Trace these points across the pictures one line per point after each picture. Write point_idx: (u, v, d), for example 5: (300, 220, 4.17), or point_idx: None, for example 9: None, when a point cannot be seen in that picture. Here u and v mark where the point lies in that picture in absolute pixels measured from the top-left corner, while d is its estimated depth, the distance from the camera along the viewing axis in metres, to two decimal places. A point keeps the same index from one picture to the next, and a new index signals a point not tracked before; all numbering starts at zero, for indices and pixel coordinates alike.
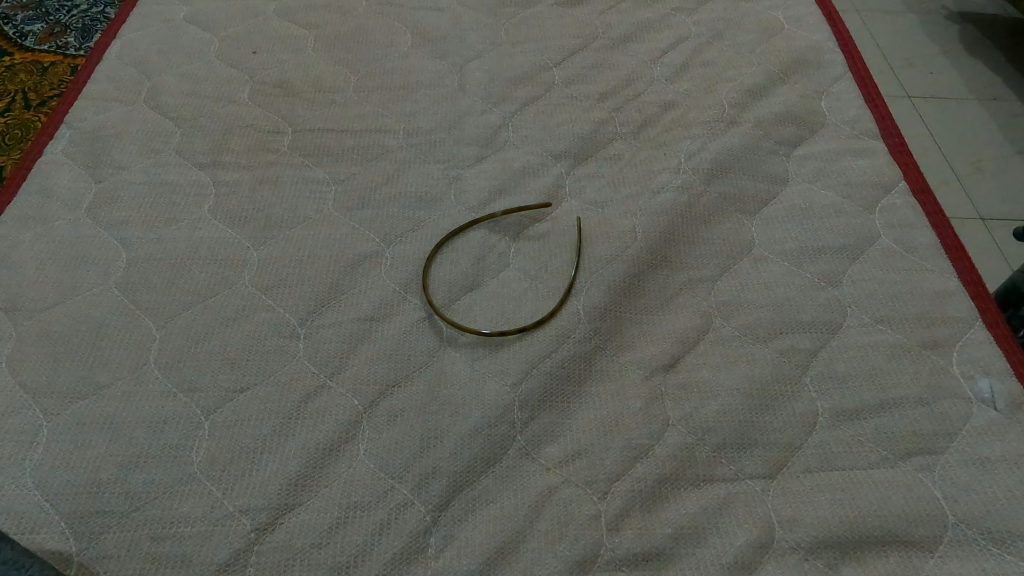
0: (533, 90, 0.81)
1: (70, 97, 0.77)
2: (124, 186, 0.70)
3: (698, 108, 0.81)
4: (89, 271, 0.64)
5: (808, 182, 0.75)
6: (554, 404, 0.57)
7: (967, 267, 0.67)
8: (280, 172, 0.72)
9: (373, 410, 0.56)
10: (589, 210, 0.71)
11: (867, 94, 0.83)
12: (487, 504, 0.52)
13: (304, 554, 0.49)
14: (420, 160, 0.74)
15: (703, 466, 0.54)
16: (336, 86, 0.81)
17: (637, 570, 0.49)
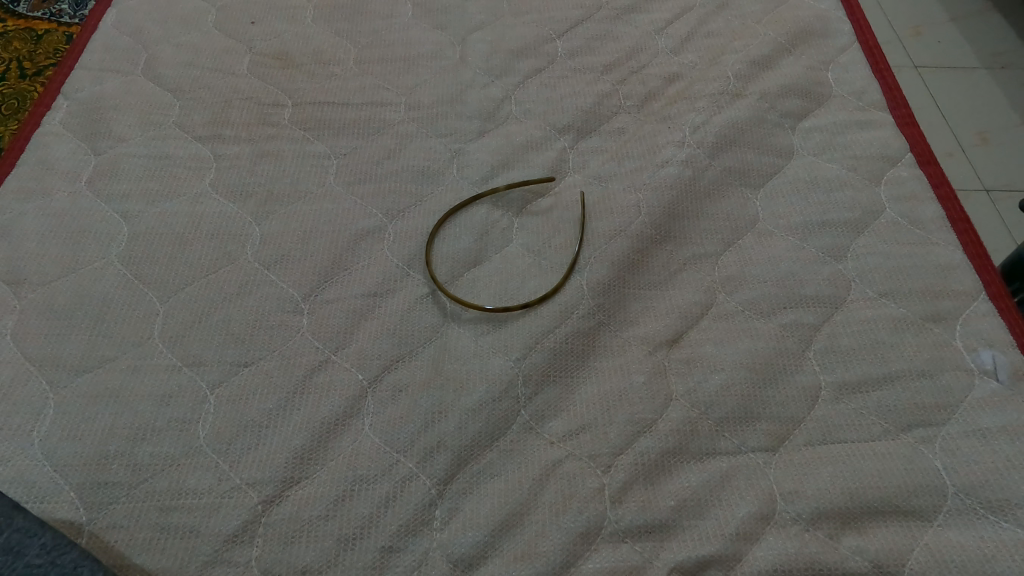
0: (535, 62, 0.80)
1: (66, 68, 0.76)
2: (124, 159, 0.70)
3: (703, 79, 0.80)
4: (91, 244, 0.64)
5: (813, 155, 0.74)
6: (557, 379, 0.57)
7: (972, 240, 0.67)
8: (281, 145, 0.72)
9: (377, 385, 0.56)
10: (592, 184, 0.71)
11: (875, 64, 0.82)
12: (491, 478, 0.52)
13: (311, 526, 0.50)
14: (422, 134, 0.73)
15: (705, 439, 0.55)
16: (336, 58, 0.80)
17: (640, 541, 0.50)
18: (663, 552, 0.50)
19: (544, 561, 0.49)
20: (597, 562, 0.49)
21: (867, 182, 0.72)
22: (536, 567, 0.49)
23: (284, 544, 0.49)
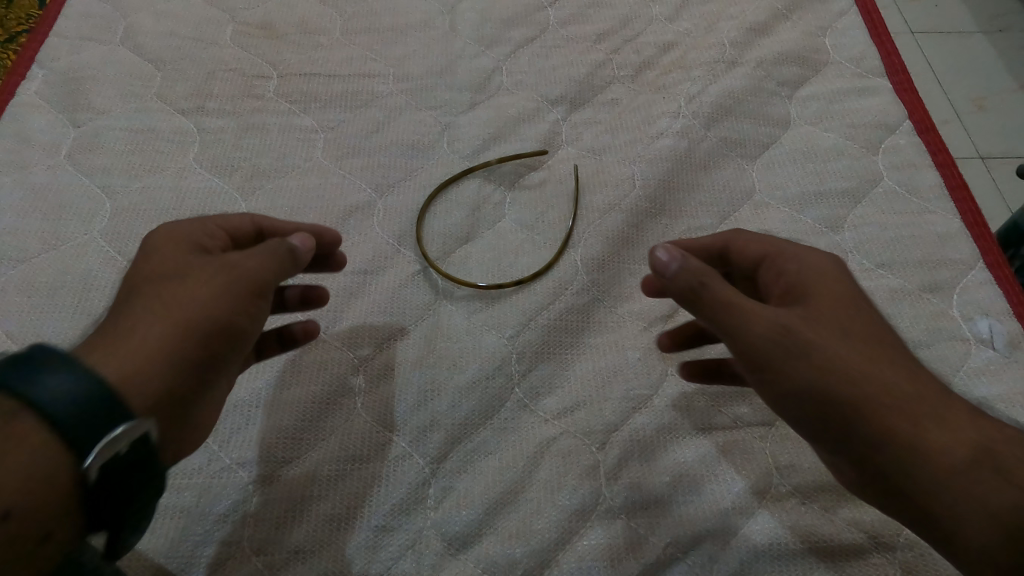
0: (527, 31, 0.78)
1: (40, 36, 0.74)
2: (105, 133, 0.68)
3: (698, 47, 0.78)
4: (73, 220, 0.62)
5: (810, 124, 0.73)
6: (552, 355, 0.57)
7: (970, 207, 0.66)
8: (266, 119, 0.70)
9: (369, 364, 0.56)
10: (586, 156, 0.69)
11: (874, 28, 0.80)
12: (485, 456, 0.52)
13: (303, 506, 0.49)
14: (411, 106, 0.72)
15: (701, 414, 0.54)
16: (322, 28, 0.77)
17: (636, 517, 0.50)
18: (659, 527, 0.49)
19: (539, 538, 0.49)
20: (593, 538, 0.49)
21: (865, 151, 0.70)
22: (531, 544, 0.48)
23: (276, 525, 0.49)
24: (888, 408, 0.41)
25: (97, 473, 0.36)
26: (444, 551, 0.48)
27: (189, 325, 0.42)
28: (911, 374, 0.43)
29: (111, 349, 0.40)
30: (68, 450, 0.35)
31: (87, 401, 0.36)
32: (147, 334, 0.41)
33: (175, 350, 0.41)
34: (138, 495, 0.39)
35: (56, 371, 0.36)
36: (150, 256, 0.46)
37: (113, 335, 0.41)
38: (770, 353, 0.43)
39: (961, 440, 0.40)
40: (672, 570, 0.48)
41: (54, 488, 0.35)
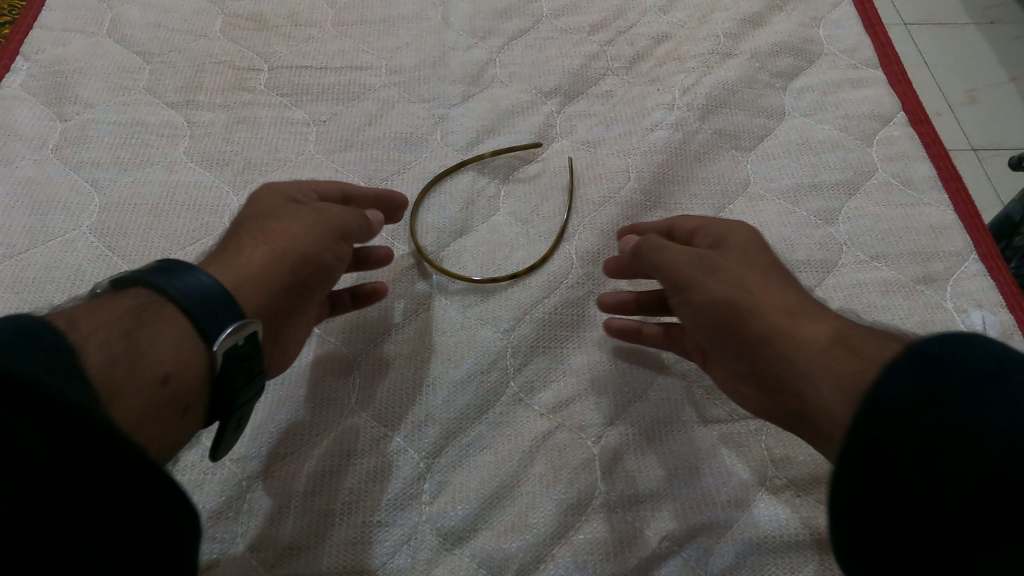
0: (520, 23, 0.78)
1: (24, 28, 0.72)
2: (93, 126, 0.67)
3: (692, 39, 0.78)
4: (62, 214, 0.62)
5: (805, 116, 0.72)
6: (547, 349, 0.57)
7: (963, 199, 0.66)
8: (257, 112, 0.69)
9: (363, 358, 0.55)
10: (580, 149, 0.69)
11: (868, 19, 0.80)
12: (480, 451, 0.52)
13: (298, 501, 0.49)
14: (404, 98, 0.71)
15: (696, 407, 0.54)
16: (313, 19, 0.76)
17: (631, 510, 0.50)
18: (654, 521, 0.49)
19: (535, 532, 0.48)
20: (588, 532, 0.49)
21: (859, 143, 0.70)
22: (527, 538, 0.48)
23: (270, 521, 0.49)
24: (772, 312, 0.45)
25: (222, 359, 0.41)
26: (439, 545, 0.48)
27: (287, 259, 0.48)
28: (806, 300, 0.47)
29: (231, 267, 0.46)
30: (201, 334, 0.40)
31: (215, 298, 0.41)
32: (255, 259, 0.47)
33: (275, 275, 0.47)
34: (250, 390, 0.44)
35: (189, 274, 0.42)
36: (261, 204, 0.52)
37: (231, 258, 0.47)
38: (688, 270, 0.49)
39: (827, 334, 0.43)
40: (668, 563, 0.48)
41: (194, 365, 0.40)
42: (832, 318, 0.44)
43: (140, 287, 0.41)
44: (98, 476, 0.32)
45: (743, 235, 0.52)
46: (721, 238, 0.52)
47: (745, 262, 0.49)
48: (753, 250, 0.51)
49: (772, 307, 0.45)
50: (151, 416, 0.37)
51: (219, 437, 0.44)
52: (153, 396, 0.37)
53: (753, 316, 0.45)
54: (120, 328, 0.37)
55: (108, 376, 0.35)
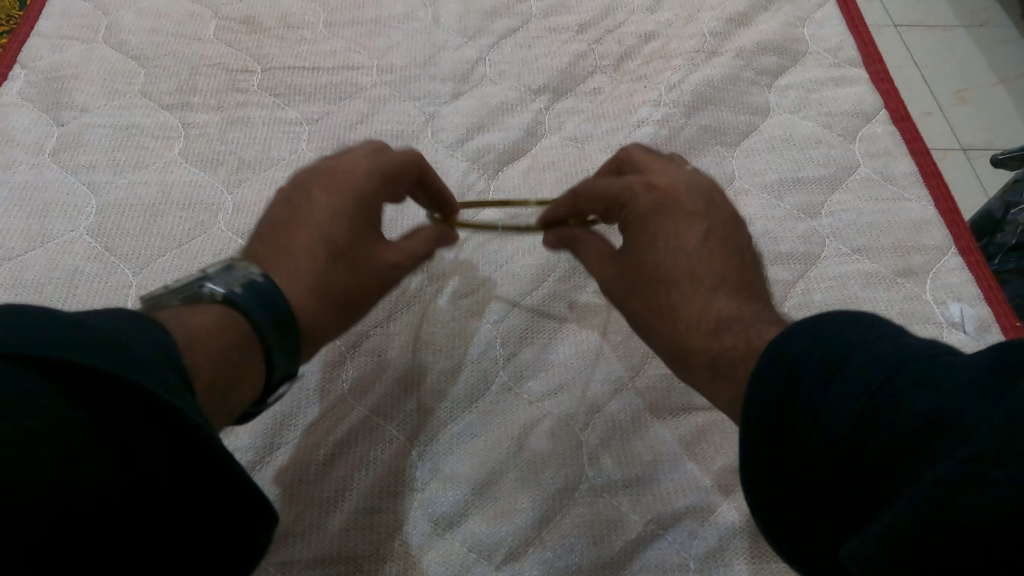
0: (510, 22, 0.79)
1: (21, 36, 0.73)
2: (89, 130, 0.68)
3: (678, 38, 0.79)
4: (59, 217, 0.63)
5: (789, 113, 0.74)
6: (535, 340, 0.58)
7: (943, 195, 0.68)
8: (250, 112, 0.70)
9: (357, 350, 0.57)
10: (568, 145, 0.70)
11: (850, 17, 0.81)
12: (471, 438, 0.53)
13: (294, 489, 0.50)
14: (395, 97, 0.72)
15: (682, 395, 0.55)
16: (305, 21, 0.78)
17: (618, 496, 0.51)
18: (640, 505, 0.50)
19: (524, 516, 0.50)
20: (576, 517, 0.50)
21: (841, 139, 0.72)
22: (515, 522, 0.49)
23: None
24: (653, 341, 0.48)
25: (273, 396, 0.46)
26: (432, 531, 0.49)
27: (368, 294, 0.51)
28: (703, 301, 0.45)
29: (312, 306, 0.48)
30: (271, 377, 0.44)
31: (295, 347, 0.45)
32: (340, 290, 0.49)
33: (357, 311, 0.51)
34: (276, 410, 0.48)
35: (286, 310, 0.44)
36: (346, 200, 0.50)
37: (315, 291, 0.48)
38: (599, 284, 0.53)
39: (707, 358, 0.44)
40: (653, 546, 0.49)
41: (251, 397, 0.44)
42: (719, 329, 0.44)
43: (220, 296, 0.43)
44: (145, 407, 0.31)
45: (652, 207, 0.49)
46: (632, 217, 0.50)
47: (641, 261, 0.48)
48: (655, 232, 0.48)
49: (652, 333, 0.48)
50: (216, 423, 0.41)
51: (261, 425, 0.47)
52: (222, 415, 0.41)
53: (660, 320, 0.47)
54: (225, 352, 0.41)
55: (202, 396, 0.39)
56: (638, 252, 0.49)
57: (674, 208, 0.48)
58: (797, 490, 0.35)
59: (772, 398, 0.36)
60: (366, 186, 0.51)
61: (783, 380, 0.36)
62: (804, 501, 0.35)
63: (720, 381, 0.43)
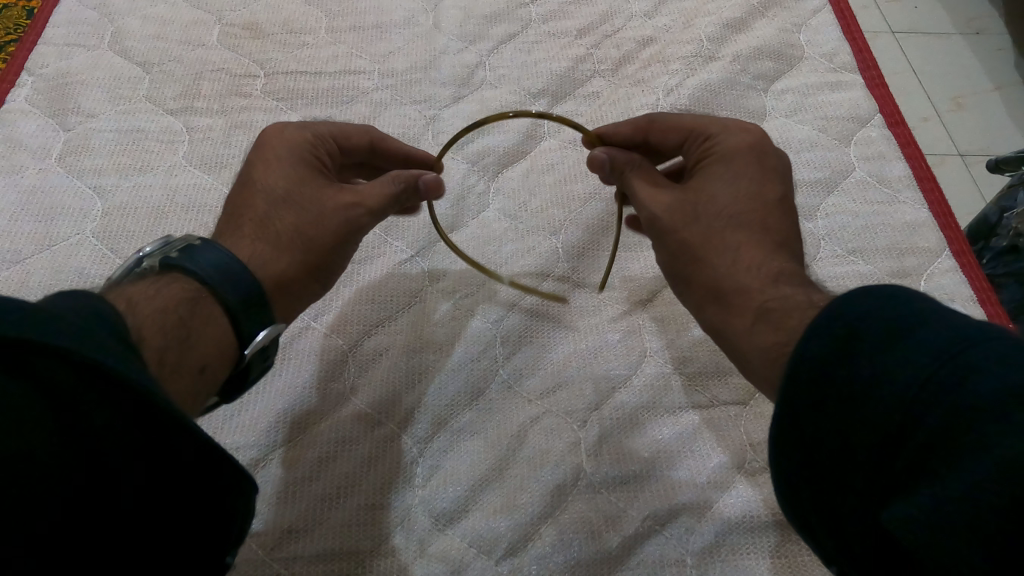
0: (510, 28, 0.80)
1: (28, 44, 0.74)
2: (95, 134, 0.69)
3: (676, 43, 0.80)
4: (66, 221, 0.63)
5: (785, 117, 0.75)
6: (534, 339, 0.59)
7: (937, 198, 0.69)
8: (254, 116, 0.71)
9: (359, 348, 0.57)
10: (567, 148, 0.71)
11: (845, 23, 0.82)
12: (472, 436, 0.54)
13: (296, 486, 0.51)
14: (397, 101, 0.73)
15: (680, 393, 0.56)
16: (308, 27, 0.79)
17: (615, 492, 0.51)
18: (638, 500, 0.51)
19: (523, 511, 0.50)
20: (574, 512, 0.50)
21: (837, 142, 0.73)
22: (515, 518, 0.50)
23: (267, 505, 0.50)
24: (689, 270, 0.50)
25: (251, 360, 0.46)
26: (432, 526, 0.50)
27: (325, 234, 0.51)
28: (753, 253, 0.48)
29: (262, 253, 0.50)
30: (239, 335, 0.45)
31: (253, 296, 0.46)
32: (289, 236, 0.51)
33: (318, 254, 0.51)
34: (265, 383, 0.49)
35: (236, 268, 0.45)
36: (276, 155, 0.53)
37: (262, 242, 0.50)
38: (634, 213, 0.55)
39: (754, 305, 0.45)
40: (650, 541, 0.49)
41: (226, 361, 0.45)
42: (769, 283, 0.46)
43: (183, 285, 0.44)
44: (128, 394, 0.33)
45: (721, 146, 0.53)
46: (716, 158, 0.53)
47: (714, 194, 0.51)
48: (739, 175, 0.51)
49: (694, 261, 0.49)
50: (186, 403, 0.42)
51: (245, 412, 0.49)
52: (188, 384, 0.42)
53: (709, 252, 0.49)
54: (175, 316, 0.42)
55: (152, 359, 0.40)
56: (716, 185, 0.51)
57: (759, 165, 0.52)
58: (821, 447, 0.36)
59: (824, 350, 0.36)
60: (295, 141, 0.54)
61: (836, 337, 0.35)
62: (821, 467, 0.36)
63: (765, 329, 0.44)
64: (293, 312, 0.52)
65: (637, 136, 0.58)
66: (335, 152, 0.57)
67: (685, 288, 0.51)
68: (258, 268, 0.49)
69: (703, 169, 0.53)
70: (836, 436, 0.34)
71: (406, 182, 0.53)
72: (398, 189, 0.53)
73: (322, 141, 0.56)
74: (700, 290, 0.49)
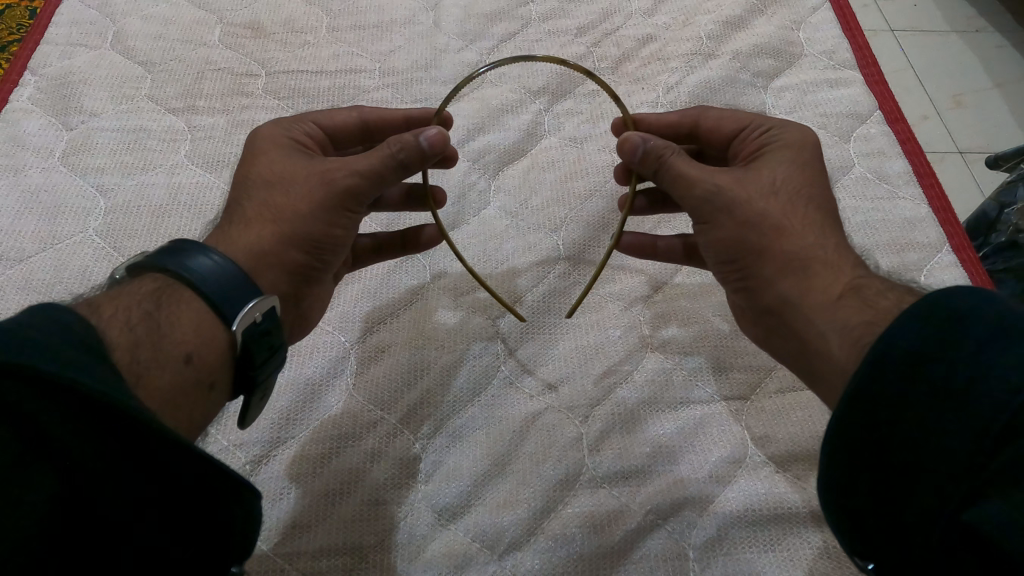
0: (510, 26, 0.80)
1: (31, 44, 0.75)
2: (97, 134, 0.69)
3: (676, 41, 0.80)
4: (68, 219, 0.64)
5: (784, 114, 0.75)
6: (536, 335, 0.59)
7: (937, 194, 0.69)
8: (255, 115, 0.71)
9: (361, 345, 0.58)
10: (568, 146, 0.71)
11: (845, 20, 0.82)
12: (474, 430, 0.54)
13: (300, 482, 0.51)
14: (397, 100, 0.74)
15: (680, 388, 0.56)
16: (309, 26, 0.79)
17: (617, 487, 0.52)
18: (640, 495, 0.51)
19: (526, 506, 0.50)
20: (577, 507, 0.51)
21: (837, 139, 0.73)
22: (518, 512, 0.50)
23: (271, 500, 0.51)
24: (763, 240, 0.49)
25: (242, 337, 0.45)
26: (436, 521, 0.50)
27: (300, 201, 0.50)
28: (828, 235, 0.49)
29: (234, 234, 0.49)
30: (222, 315, 0.44)
31: (226, 275, 0.45)
32: (269, 218, 0.50)
33: (295, 221, 0.50)
34: (270, 363, 0.48)
35: (198, 255, 0.45)
36: (253, 147, 0.54)
37: (234, 225, 0.50)
38: (677, 192, 0.53)
39: (841, 283, 0.46)
40: (651, 536, 0.50)
41: (216, 345, 0.44)
42: (851, 263, 0.47)
43: (162, 275, 0.44)
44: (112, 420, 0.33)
45: (776, 135, 0.55)
46: (768, 143, 0.54)
47: (770, 171, 0.52)
48: (798, 160, 0.53)
49: (774, 231, 0.49)
50: (177, 399, 0.41)
51: (247, 403, 0.48)
52: (177, 376, 0.41)
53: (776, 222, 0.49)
54: (141, 311, 0.42)
55: (126, 357, 0.39)
56: (772, 164, 0.52)
57: (813, 158, 0.54)
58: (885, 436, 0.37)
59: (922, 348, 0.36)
60: (270, 132, 0.54)
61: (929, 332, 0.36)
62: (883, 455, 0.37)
63: (850, 304, 0.45)
64: (285, 288, 0.51)
65: (682, 128, 0.60)
66: (321, 138, 0.57)
67: (743, 262, 0.50)
68: (233, 247, 0.49)
69: (755, 154, 0.55)
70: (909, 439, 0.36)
71: (404, 143, 0.50)
72: (391, 148, 0.50)
73: (303, 128, 0.56)
74: (773, 264, 0.48)
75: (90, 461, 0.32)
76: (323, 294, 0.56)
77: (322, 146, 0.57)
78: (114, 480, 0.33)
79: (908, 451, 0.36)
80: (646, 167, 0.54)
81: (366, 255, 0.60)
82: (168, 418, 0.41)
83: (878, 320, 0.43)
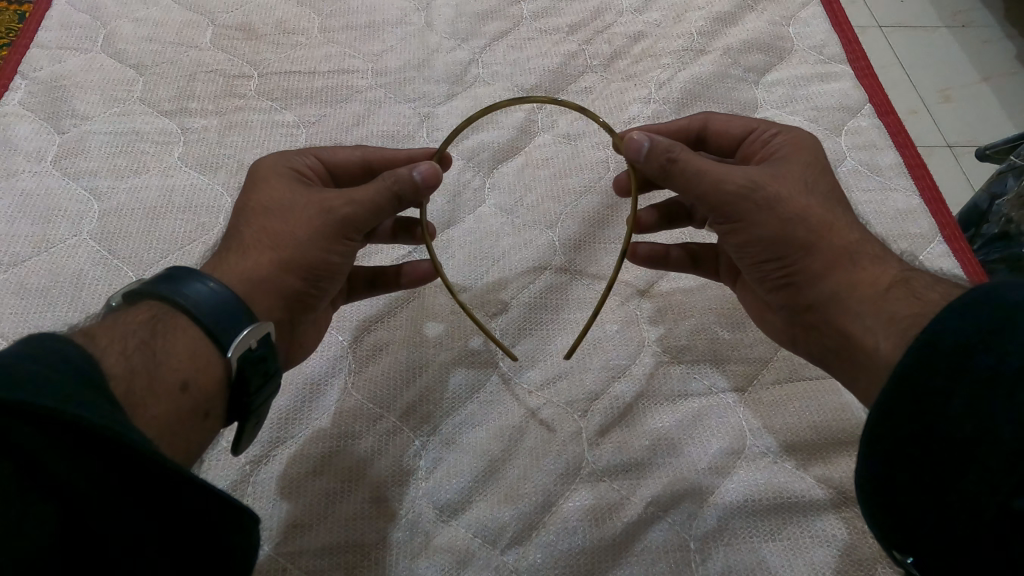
0: (502, 25, 0.80)
1: (22, 47, 0.74)
2: (90, 137, 0.69)
3: (667, 37, 0.81)
4: (63, 223, 0.64)
5: (776, 108, 0.76)
6: (534, 331, 0.59)
7: (928, 186, 0.70)
8: (248, 116, 0.71)
9: (359, 344, 0.58)
10: (561, 143, 0.71)
11: (834, 15, 0.83)
12: (475, 427, 0.54)
13: (301, 481, 0.51)
14: (391, 99, 0.74)
15: (677, 382, 0.57)
16: (300, 27, 0.79)
17: (618, 479, 0.52)
18: (640, 487, 0.52)
19: (528, 501, 0.51)
20: (577, 500, 0.51)
21: (828, 132, 0.73)
22: (520, 506, 0.50)
23: (272, 500, 0.50)
24: (811, 236, 0.49)
25: (237, 364, 0.44)
26: (438, 518, 0.50)
27: (298, 228, 0.50)
28: (865, 236, 0.50)
29: (231, 260, 0.49)
30: (217, 341, 0.44)
31: (219, 301, 0.44)
32: (270, 239, 0.49)
33: (293, 248, 0.49)
34: (267, 391, 0.47)
35: (194, 281, 0.45)
36: (255, 176, 0.53)
37: (232, 252, 0.50)
38: (690, 193, 0.52)
39: (887, 276, 0.48)
40: (653, 527, 0.50)
41: (210, 372, 0.44)
42: (895, 263, 0.49)
43: (152, 300, 0.44)
44: (113, 458, 0.33)
45: (787, 137, 0.56)
46: (780, 149, 0.55)
47: (792, 171, 0.52)
48: (816, 162, 0.54)
49: (819, 227, 0.49)
50: (173, 427, 0.41)
51: (242, 430, 0.47)
52: (173, 405, 0.41)
53: (820, 220, 0.50)
54: (136, 339, 0.42)
55: (122, 388, 0.39)
56: (792, 163, 0.53)
57: (820, 155, 0.55)
58: (924, 432, 0.39)
59: (947, 362, 0.39)
60: (271, 162, 0.54)
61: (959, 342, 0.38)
62: (919, 443, 0.40)
63: (884, 313, 0.46)
64: (281, 316, 0.50)
65: (692, 132, 0.60)
66: (321, 171, 0.57)
67: (787, 258, 0.50)
68: (227, 275, 0.48)
69: (766, 160, 0.55)
70: (948, 435, 0.38)
71: (398, 177, 0.51)
72: (388, 181, 0.51)
73: (304, 159, 0.56)
74: (822, 258, 0.49)
75: (88, 499, 0.32)
76: (319, 321, 0.55)
77: (322, 178, 0.57)
78: (116, 507, 0.33)
79: (937, 447, 0.39)
80: (655, 166, 0.52)
81: (361, 286, 0.58)
82: (164, 445, 0.41)
83: (925, 311, 0.45)
